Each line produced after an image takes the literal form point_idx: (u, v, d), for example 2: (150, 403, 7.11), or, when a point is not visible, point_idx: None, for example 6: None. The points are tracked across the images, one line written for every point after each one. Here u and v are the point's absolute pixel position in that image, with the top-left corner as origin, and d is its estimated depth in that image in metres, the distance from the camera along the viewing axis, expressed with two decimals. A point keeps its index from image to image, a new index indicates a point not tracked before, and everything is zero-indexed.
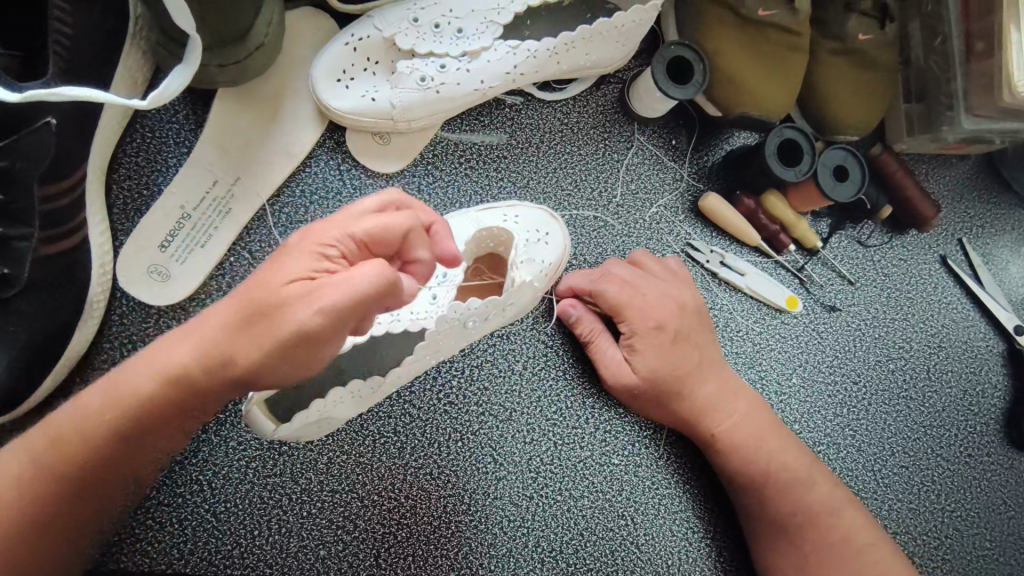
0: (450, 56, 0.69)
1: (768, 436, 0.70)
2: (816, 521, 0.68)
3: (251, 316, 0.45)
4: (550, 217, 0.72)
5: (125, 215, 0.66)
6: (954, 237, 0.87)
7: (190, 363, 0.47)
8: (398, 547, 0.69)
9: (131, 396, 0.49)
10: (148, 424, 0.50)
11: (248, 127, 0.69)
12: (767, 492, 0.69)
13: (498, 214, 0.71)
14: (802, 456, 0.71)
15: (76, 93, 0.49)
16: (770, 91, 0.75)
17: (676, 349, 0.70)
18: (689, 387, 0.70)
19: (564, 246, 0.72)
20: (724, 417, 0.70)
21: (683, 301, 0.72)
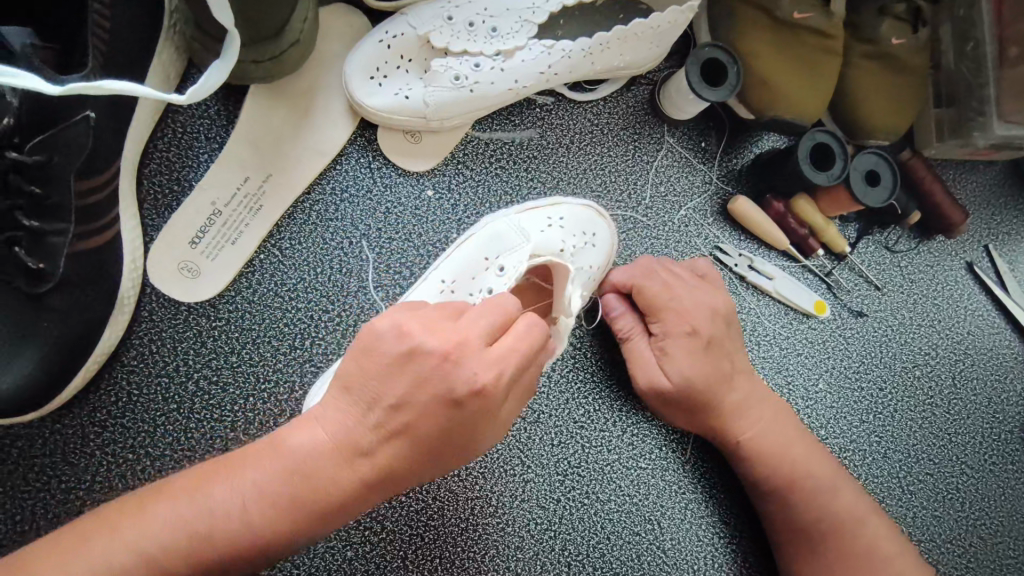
0: (484, 55, 0.68)
1: (795, 444, 0.69)
2: (842, 531, 0.67)
3: (406, 355, 0.47)
4: (597, 215, 0.72)
5: (155, 210, 0.66)
6: (981, 244, 0.87)
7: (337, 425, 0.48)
8: (425, 548, 0.68)
9: (249, 486, 0.47)
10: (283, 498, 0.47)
11: (280, 124, 0.68)
12: (795, 496, 0.68)
13: (541, 216, 0.70)
14: (830, 464, 0.70)
15: (116, 87, 0.48)
16: (804, 94, 0.74)
17: (708, 352, 0.68)
18: (720, 391, 0.68)
19: (610, 245, 0.72)
20: (755, 422, 0.69)
21: (719, 306, 0.70)
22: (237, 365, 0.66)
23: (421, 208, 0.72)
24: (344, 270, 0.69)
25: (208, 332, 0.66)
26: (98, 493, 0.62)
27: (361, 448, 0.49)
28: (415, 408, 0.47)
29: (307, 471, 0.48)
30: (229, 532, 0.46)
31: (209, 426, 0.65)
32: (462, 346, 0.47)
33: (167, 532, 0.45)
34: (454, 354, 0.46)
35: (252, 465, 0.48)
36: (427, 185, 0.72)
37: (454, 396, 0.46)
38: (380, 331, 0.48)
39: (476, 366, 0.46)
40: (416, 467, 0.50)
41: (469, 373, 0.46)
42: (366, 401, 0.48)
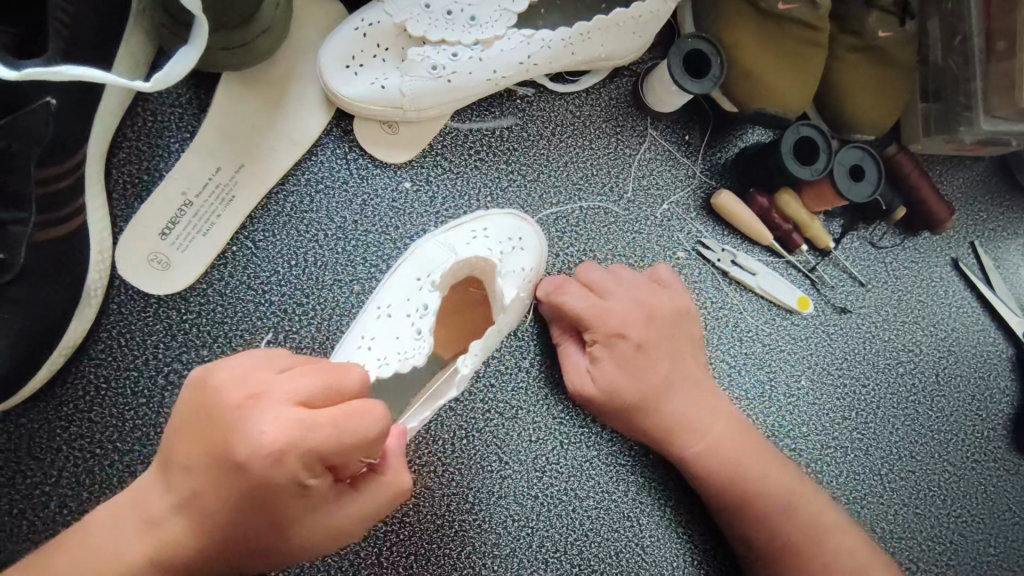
0: (461, 45, 0.67)
1: (746, 459, 0.67)
2: (801, 544, 0.65)
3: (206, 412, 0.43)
4: (521, 219, 0.71)
5: (124, 201, 0.64)
6: (967, 241, 0.86)
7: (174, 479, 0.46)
8: (399, 545, 0.67)
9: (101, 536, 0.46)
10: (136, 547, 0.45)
11: (254, 113, 0.67)
12: (746, 505, 0.66)
13: (467, 230, 0.69)
14: (790, 477, 0.68)
15: (75, 71, 0.47)
16: (788, 86, 0.73)
17: (637, 360, 0.68)
18: (654, 401, 0.68)
19: (541, 244, 0.71)
20: (698, 433, 0.68)
21: (653, 308, 0.69)
22: (207, 359, 0.65)
23: (398, 200, 0.71)
24: (318, 263, 0.68)
25: (179, 325, 0.65)
26: (65, 488, 0.61)
27: (197, 499, 0.44)
28: (207, 470, 0.43)
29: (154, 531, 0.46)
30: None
31: None
32: (255, 400, 0.42)
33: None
34: (258, 406, 0.42)
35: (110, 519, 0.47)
36: (405, 177, 0.71)
37: (235, 455, 0.41)
38: (218, 380, 0.44)
39: (276, 416, 0.41)
40: (255, 526, 0.45)
41: (266, 424, 0.41)
42: (177, 467, 0.45)
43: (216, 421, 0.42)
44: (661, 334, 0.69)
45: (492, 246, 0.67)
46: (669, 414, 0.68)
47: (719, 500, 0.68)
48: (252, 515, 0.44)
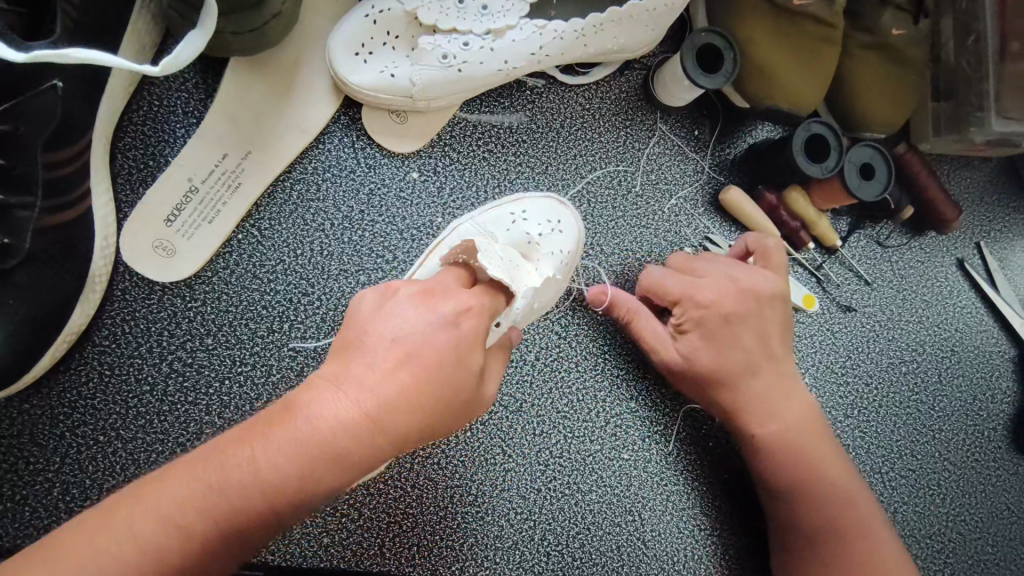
0: (473, 34, 0.66)
1: (804, 441, 0.67)
2: (845, 530, 0.65)
3: (389, 299, 0.52)
4: (558, 203, 0.70)
5: (130, 186, 0.64)
6: (972, 241, 0.86)
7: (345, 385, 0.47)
8: (403, 536, 0.67)
9: (260, 448, 0.44)
10: (310, 450, 0.44)
11: (261, 100, 0.66)
12: (799, 491, 0.66)
13: (507, 213, 0.68)
14: (843, 464, 0.68)
15: (89, 56, 0.46)
16: (800, 84, 0.73)
17: (724, 339, 0.66)
18: (739, 382, 0.66)
19: (579, 231, 0.69)
20: (775, 416, 0.67)
21: (751, 288, 0.67)
22: (212, 347, 0.64)
23: (405, 190, 0.70)
24: (324, 252, 0.68)
25: (184, 313, 0.64)
26: (67, 475, 0.60)
27: (373, 410, 0.46)
28: (415, 346, 0.48)
29: (319, 439, 0.44)
30: (251, 500, 0.43)
31: (184, 409, 0.63)
32: (436, 285, 0.52)
33: (211, 506, 0.43)
34: (394, 290, 0.52)
35: (264, 437, 0.45)
36: (413, 167, 0.70)
37: (455, 323, 0.50)
38: (364, 301, 0.52)
39: (451, 296, 0.51)
40: (429, 421, 0.48)
41: (449, 300, 0.51)
42: (361, 356, 0.49)
43: (402, 302, 0.51)
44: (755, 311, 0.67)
45: (530, 227, 0.67)
46: (757, 387, 0.67)
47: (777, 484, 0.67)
48: (436, 405, 0.48)
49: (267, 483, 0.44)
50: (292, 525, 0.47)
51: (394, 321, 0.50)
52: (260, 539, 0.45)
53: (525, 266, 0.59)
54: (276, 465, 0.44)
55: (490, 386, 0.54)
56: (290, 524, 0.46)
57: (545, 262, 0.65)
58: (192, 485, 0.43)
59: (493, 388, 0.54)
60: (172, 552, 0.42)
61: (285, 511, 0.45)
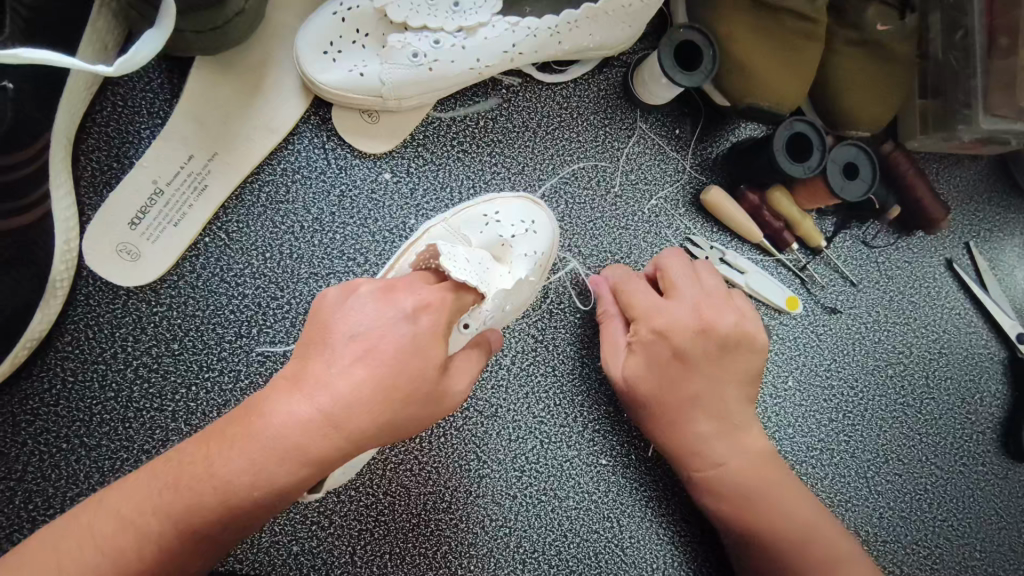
0: (444, 31, 0.64)
1: (752, 470, 0.65)
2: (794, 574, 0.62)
3: (351, 295, 0.50)
4: (533, 203, 0.68)
5: (93, 188, 0.62)
6: (962, 241, 0.84)
7: (303, 390, 0.46)
8: (374, 544, 0.66)
9: (222, 452, 0.45)
10: (268, 453, 0.45)
11: (228, 100, 0.64)
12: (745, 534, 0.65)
13: (480, 214, 0.67)
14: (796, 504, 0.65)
15: (36, 57, 0.45)
16: (783, 81, 0.71)
17: (665, 386, 0.64)
18: (686, 411, 0.65)
19: (553, 232, 0.68)
20: (716, 462, 0.65)
21: (709, 323, 0.65)
22: (179, 353, 0.63)
23: (377, 192, 0.69)
24: (294, 255, 0.66)
25: (149, 318, 0.63)
26: (30, 483, 0.59)
27: (331, 412, 0.46)
28: (374, 345, 0.48)
29: (277, 442, 0.45)
30: (212, 500, 0.45)
31: (150, 416, 0.62)
32: (396, 283, 0.51)
33: (172, 510, 0.45)
34: (356, 289, 0.51)
35: (227, 440, 0.46)
36: (385, 168, 0.69)
37: (416, 323, 0.49)
38: (328, 298, 0.51)
39: (411, 292, 0.50)
40: (388, 417, 0.47)
41: (409, 295, 0.50)
42: (321, 359, 0.47)
43: (360, 297, 0.50)
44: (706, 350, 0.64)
45: (502, 228, 0.65)
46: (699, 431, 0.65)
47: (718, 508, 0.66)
48: (394, 403, 0.47)
49: (225, 488, 0.45)
50: (260, 522, 0.48)
51: (356, 319, 0.49)
52: (227, 537, 0.47)
53: (494, 270, 0.58)
54: (233, 467, 0.45)
55: (460, 382, 0.53)
56: (258, 522, 0.48)
57: (518, 264, 0.64)
58: (159, 488, 0.46)
59: (461, 387, 0.53)
60: (137, 555, 0.45)
61: (248, 513, 0.46)
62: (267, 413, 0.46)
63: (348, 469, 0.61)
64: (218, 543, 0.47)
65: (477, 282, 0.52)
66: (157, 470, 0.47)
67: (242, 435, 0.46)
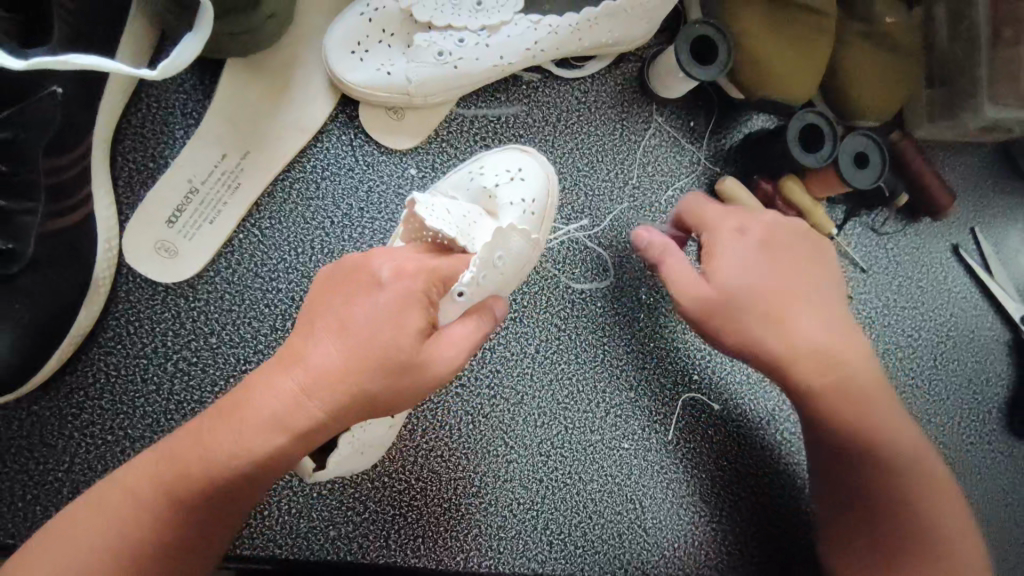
0: (468, 30, 0.66)
1: (870, 387, 0.65)
2: (910, 502, 0.62)
3: (337, 270, 0.52)
4: (522, 153, 0.69)
5: (130, 188, 0.64)
6: (967, 227, 0.87)
7: (290, 369, 0.49)
8: (408, 528, 0.69)
9: (216, 431, 0.49)
10: (254, 429, 0.48)
11: (259, 101, 0.66)
12: (836, 462, 0.66)
13: (466, 172, 0.67)
14: (906, 428, 0.65)
15: (85, 62, 0.46)
16: (795, 74, 0.73)
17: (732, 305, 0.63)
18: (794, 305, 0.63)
19: (545, 175, 0.68)
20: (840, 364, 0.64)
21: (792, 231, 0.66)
22: (216, 347, 0.65)
23: (404, 186, 0.70)
24: (325, 250, 0.68)
25: (187, 313, 0.65)
26: (77, 474, 0.61)
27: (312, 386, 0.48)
28: (352, 313, 0.49)
29: (263, 417, 0.48)
30: (206, 474, 0.48)
31: (189, 408, 0.64)
32: (376, 251, 0.52)
33: (168, 498, 0.48)
34: (349, 258, 0.53)
35: (221, 419, 0.49)
36: (411, 164, 0.71)
37: (381, 286, 0.50)
38: (323, 270, 0.54)
39: (384, 261, 0.51)
40: (369, 388, 0.49)
41: (385, 261, 0.51)
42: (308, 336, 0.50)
43: (346, 273, 0.52)
44: (789, 259, 0.65)
45: (486, 180, 0.66)
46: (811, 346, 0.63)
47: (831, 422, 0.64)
48: (369, 368, 0.48)
49: (210, 468, 0.48)
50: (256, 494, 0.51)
51: (336, 295, 0.51)
52: (225, 507, 0.50)
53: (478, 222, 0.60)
54: (226, 442, 0.48)
55: (447, 348, 0.51)
56: (253, 493, 0.51)
57: (506, 213, 0.64)
58: (158, 466, 0.49)
59: (447, 364, 0.50)
60: (139, 530, 0.48)
61: (242, 484, 0.49)
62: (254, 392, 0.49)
63: (368, 455, 0.63)
64: (218, 514, 0.50)
65: (455, 232, 0.56)
66: (155, 452, 0.50)
67: (235, 411, 0.49)
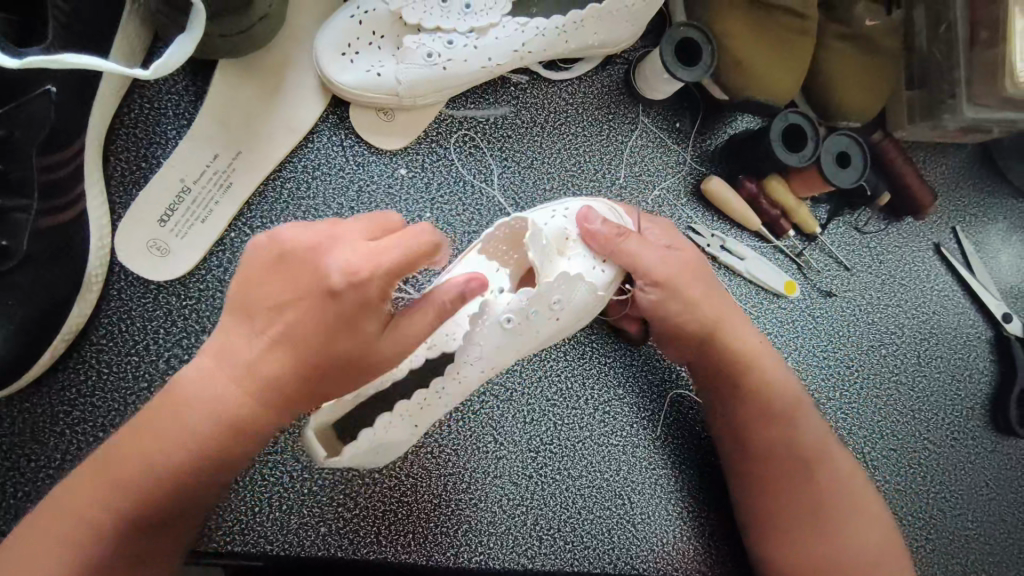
0: (457, 32, 0.67)
1: (795, 402, 0.71)
2: (822, 509, 0.68)
3: (278, 260, 0.52)
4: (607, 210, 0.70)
5: (123, 188, 0.65)
6: (949, 226, 0.88)
7: (227, 371, 0.52)
8: (398, 524, 0.69)
9: (159, 436, 0.51)
10: (198, 430, 0.51)
11: (251, 101, 0.67)
12: (770, 472, 0.70)
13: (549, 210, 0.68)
14: (825, 444, 0.71)
15: (77, 61, 0.47)
16: (777, 76, 0.75)
17: (677, 277, 0.69)
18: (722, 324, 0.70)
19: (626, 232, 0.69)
20: (766, 379, 0.70)
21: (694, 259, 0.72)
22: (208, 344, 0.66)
23: (393, 187, 0.71)
24: None
25: (179, 311, 0.65)
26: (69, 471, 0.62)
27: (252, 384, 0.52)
28: (292, 310, 0.52)
29: (206, 415, 0.52)
30: (158, 477, 0.51)
31: None
32: (327, 239, 0.52)
33: (123, 501, 0.50)
34: (281, 244, 0.52)
35: (160, 423, 0.51)
36: (401, 164, 0.72)
37: (330, 286, 0.51)
38: (255, 249, 0.53)
39: (332, 258, 0.51)
40: (307, 382, 0.53)
41: (336, 258, 0.51)
42: (244, 331, 0.53)
43: (291, 263, 0.52)
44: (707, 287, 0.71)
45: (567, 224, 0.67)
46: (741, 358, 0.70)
47: (755, 431, 0.70)
48: (311, 365, 0.52)
49: (153, 466, 0.50)
50: (209, 491, 0.54)
51: (277, 289, 0.52)
52: (181, 509, 0.53)
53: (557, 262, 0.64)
54: (172, 445, 0.51)
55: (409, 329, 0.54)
56: (207, 491, 0.54)
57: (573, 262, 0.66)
58: (109, 475, 0.50)
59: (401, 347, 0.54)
60: (99, 535, 0.49)
61: (194, 482, 0.52)
62: (192, 396, 0.52)
63: (385, 454, 0.60)
64: (176, 518, 0.53)
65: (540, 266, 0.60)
66: (96, 460, 0.51)
67: (171, 412, 0.52)
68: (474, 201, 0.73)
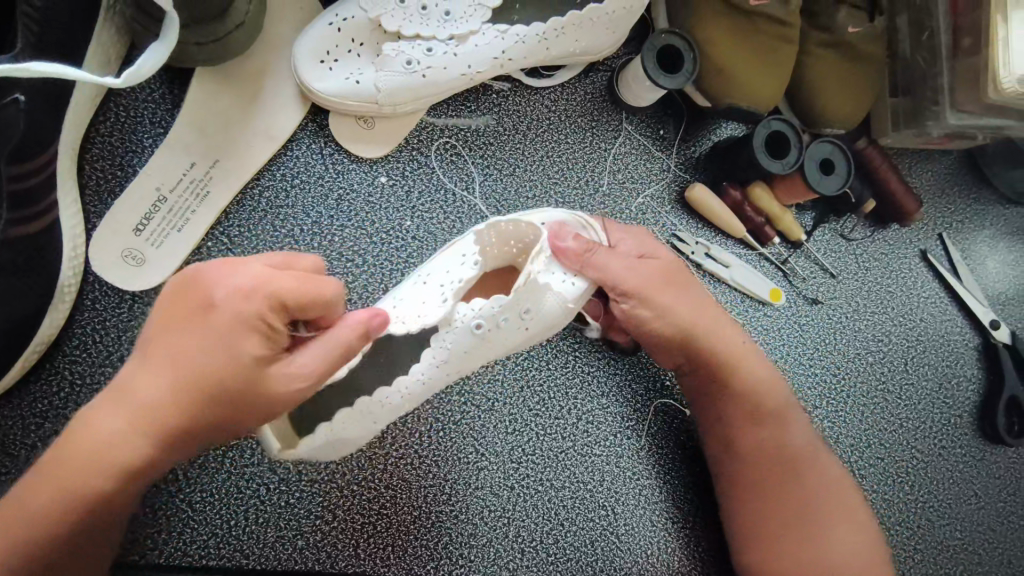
0: (436, 39, 0.67)
1: (780, 405, 0.71)
2: (813, 514, 0.68)
3: (174, 297, 0.49)
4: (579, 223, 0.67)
5: (98, 197, 0.64)
6: (935, 232, 0.88)
7: (120, 412, 0.47)
8: (377, 537, 0.68)
9: (48, 481, 0.46)
10: (86, 472, 0.46)
11: (229, 109, 0.67)
12: (758, 477, 0.69)
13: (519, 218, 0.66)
14: (811, 445, 0.71)
15: (44, 68, 0.47)
16: (760, 83, 0.74)
17: (654, 285, 0.67)
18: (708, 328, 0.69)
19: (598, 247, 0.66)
20: (753, 383, 0.70)
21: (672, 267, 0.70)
22: None
23: (373, 195, 0.71)
24: None
25: None
26: None
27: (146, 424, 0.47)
28: (187, 345, 0.47)
29: (91, 457, 0.47)
30: (45, 526, 0.46)
31: None
32: (229, 267, 0.49)
33: (3, 564, 0.45)
34: (184, 277, 0.49)
35: (50, 467, 0.47)
36: (381, 172, 0.71)
37: (213, 306, 0.47)
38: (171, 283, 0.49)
39: (219, 285, 0.48)
40: (205, 418, 0.48)
41: (225, 283, 0.48)
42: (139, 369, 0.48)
43: (181, 299, 0.48)
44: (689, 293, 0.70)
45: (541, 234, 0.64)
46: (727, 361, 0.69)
47: (742, 436, 0.70)
48: (206, 394, 0.47)
49: (28, 520, 0.46)
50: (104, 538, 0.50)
51: (170, 325, 0.48)
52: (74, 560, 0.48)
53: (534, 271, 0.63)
54: (61, 489, 0.46)
55: (295, 365, 0.48)
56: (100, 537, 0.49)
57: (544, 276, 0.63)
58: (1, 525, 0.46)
59: (283, 392, 0.48)
60: None
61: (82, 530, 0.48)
62: (86, 438, 0.47)
63: (342, 449, 0.62)
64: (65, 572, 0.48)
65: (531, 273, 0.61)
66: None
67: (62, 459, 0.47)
68: (455, 209, 0.73)
